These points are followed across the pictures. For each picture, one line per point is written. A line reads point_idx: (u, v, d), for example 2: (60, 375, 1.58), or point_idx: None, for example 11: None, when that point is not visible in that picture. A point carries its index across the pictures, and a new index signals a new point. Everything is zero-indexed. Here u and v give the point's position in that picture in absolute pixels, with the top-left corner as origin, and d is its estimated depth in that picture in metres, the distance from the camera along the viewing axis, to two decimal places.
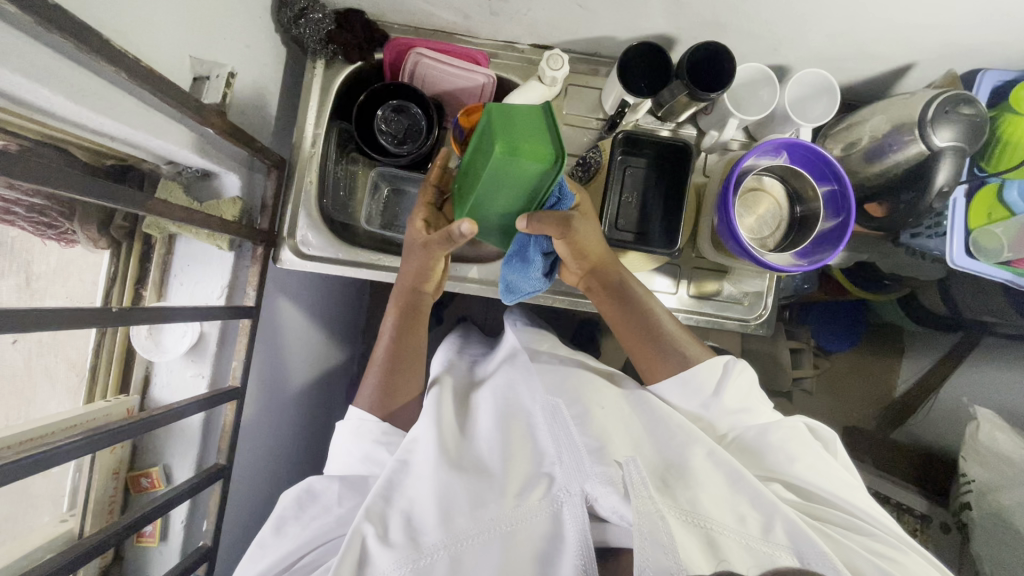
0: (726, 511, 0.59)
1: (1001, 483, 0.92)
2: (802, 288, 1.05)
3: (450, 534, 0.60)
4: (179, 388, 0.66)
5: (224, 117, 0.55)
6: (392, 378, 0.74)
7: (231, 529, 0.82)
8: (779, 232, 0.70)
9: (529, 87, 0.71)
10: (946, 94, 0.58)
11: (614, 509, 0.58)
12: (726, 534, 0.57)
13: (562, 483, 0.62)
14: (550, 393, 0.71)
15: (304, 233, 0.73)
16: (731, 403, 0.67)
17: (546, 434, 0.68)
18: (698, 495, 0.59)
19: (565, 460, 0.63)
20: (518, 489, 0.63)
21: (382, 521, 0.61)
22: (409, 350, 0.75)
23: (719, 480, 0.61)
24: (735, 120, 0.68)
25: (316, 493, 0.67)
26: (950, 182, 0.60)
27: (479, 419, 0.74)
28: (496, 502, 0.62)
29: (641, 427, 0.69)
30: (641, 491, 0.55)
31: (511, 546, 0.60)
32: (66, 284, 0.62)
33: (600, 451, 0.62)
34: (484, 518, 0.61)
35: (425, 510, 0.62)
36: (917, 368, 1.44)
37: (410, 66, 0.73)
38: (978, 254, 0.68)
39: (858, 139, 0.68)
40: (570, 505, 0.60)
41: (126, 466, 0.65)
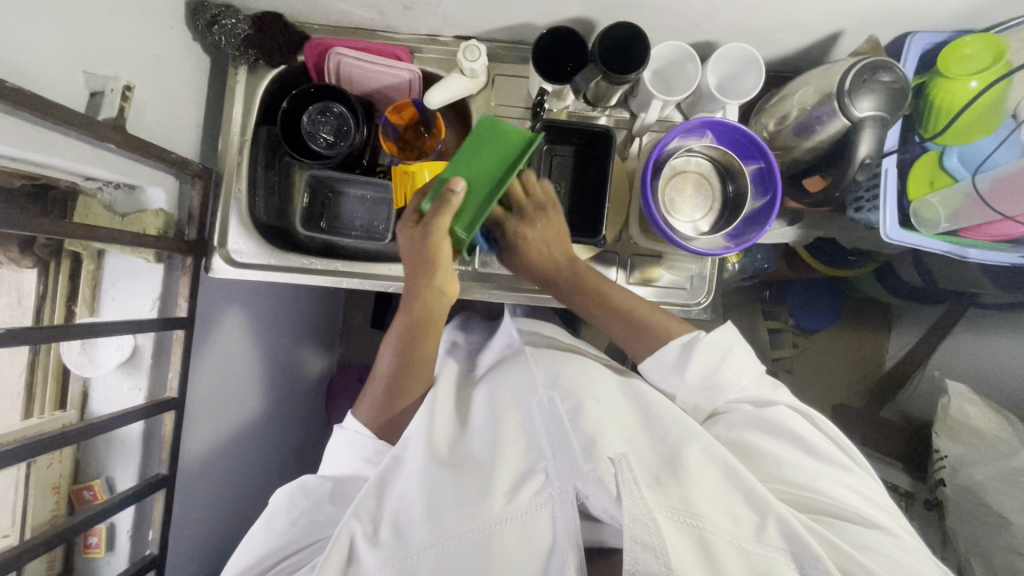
0: (722, 510, 0.56)
1: (974, 459, 0.90)
2: (763, 267, 1.00)
3: (435, 533, 0.59)
4: (117, 400, 0.67)
5: (122, 131, 0.55)
6: (398, 391, 0.71)
7: (199, 538, 0.83)
8: (712, 214, 0.68)
9: (449, 81, 0.69)
10: (862, 63, 0.56)
11: (605, 509, 0.57)
12: (722, 536, 0.53)
13: (553, 480, 0.60)
14: (546, 387, 0.69)
15: (238, 241, 0.74)
16: (703, 381, 0.68)
17: (539, 426, 0.66)
18: (692, 493, 0.56)
19: (559, 458, 0.61)
20: (509, 486, 0.61)
21: (375, 516, 0.62)
22: (417, 362, 0.71)
23: (712, 474, 0.58)
24: (658, 102, 0.65)
25: (308, 489, 0.68)
26: (874, 154, 0.57)
27: (475, 415, 0.72)
28: (483, 501, 0.59)
29: (636, 422, 0.66)
30: (633, 491, 0.53)
31: (497, 548, 0.57)
32: None
33: (592, 449, 0.59)
34: (470, 517, 0.59)
35: (412, 511, 0.61)
36: (904, 342, 1.40)
37: (333, 67, 0.73)
38: (919, 225, 0.66)
39: (789, 112, 0.66)
40: (561, 502, 0.58)
41: (68, 480, 0.66)
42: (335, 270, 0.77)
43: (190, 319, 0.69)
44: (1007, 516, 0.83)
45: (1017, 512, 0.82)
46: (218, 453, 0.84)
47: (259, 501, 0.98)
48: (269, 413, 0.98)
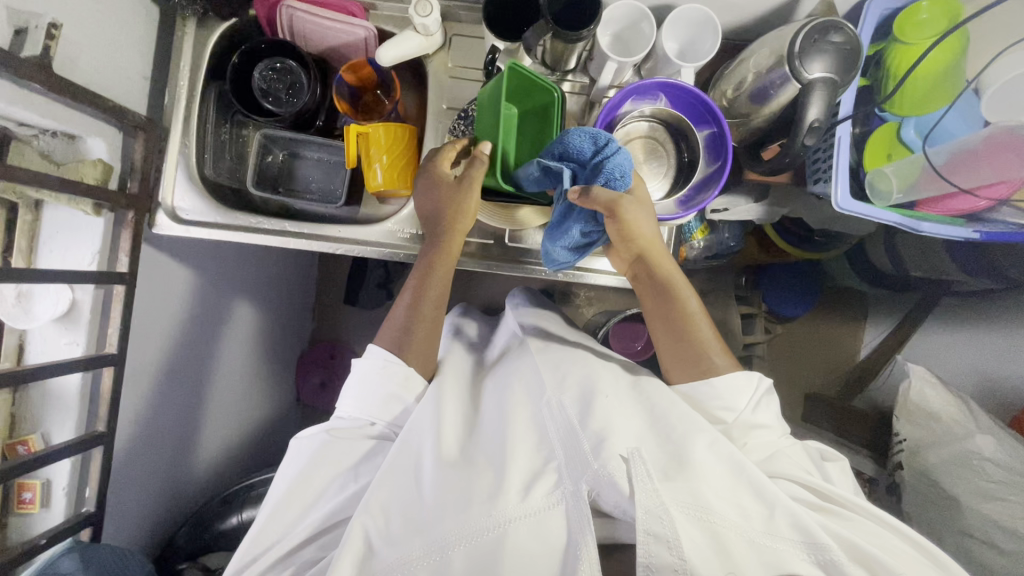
0: (730, 503, 0.54)
1: (928, 442, 0.90)
2: (730, 246, 0.99)
3: (445, 532, 0.53)
4: (53, 355, 0.66)
5: (50, 73, 0.53)
6: (409, 340, 0.68)
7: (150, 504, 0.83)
8: (665, 182, 0.67)
9: (402, 38, 0.68)
10: (812, 24, 0.54)
11: (618, 505, 0.53)
12: (730, 530, 0.51)
13: (563, 478, 0.55)
14: (554, 385, 0.65)
15: (182, 198, 0.72)
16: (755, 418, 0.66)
17: (550, 425, 0.61)
18: (703, 488, 0.53)
19: (569, 455, 0.57)
20: (522, 482, 0.55)
21: (386, 513, 0.56)
22: (427, 314, 0.69)
23: (722, 471, 0.56)
24: (613, 63, 0.63)
25: (330, 456, 0.62)
26: (823, 118, 0.56)
27: (487, 412, 0.67)
28: (491, 499, 0.54)
29: (642, 420, 0.62)
30: (645, 484, 0.51)
31: (512, 548, 0.51)
32: None
33: (601, 445, 0.55)
34: (474, 518, 0.53)
35: (418, 509, 0.56)
36: (878, 331, 1.40)
37: (285, 23, 0.71)
38: (870, 197, 0.65)
39: (744, 78, 0.65)
40: (574, 498, 0.52)
41: (2, 434, 0.64)
42: (283, 230, 0.74)
43: (130, 275, 0.68)
44: (959, 497, 0.84)
45: (969, 495, 0.82)
46: (176, 417, 0.84)
47: (213, 466, 0.98)
48: (229, 385, 0.97)
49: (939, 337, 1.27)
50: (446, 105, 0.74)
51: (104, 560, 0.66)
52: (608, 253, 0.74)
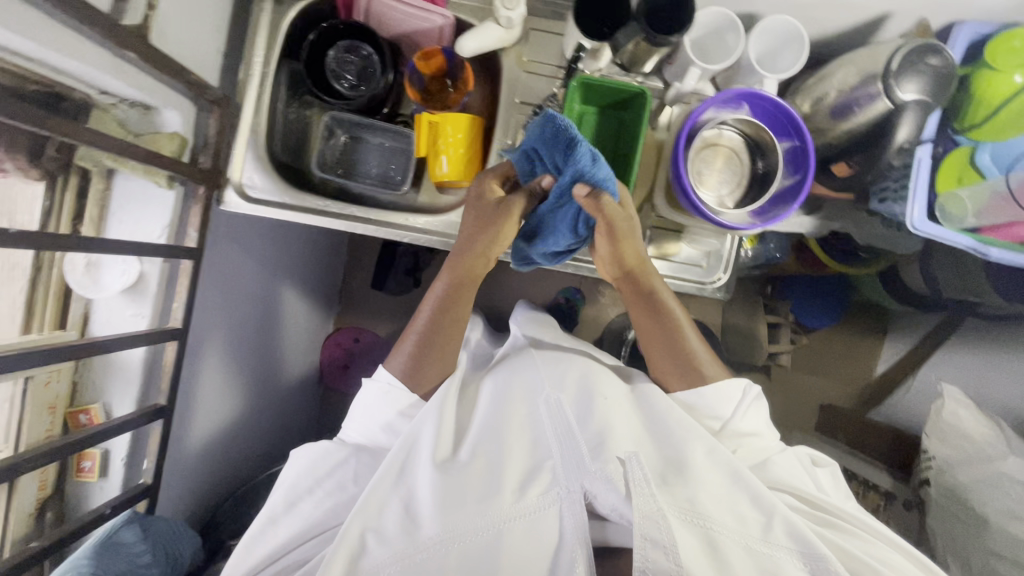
0: (724, 508, 0.59)
1: (959, 461, 0.92)
2: (774, 257, 1.00)
3: (445, 526, 0.58)
4: (118, 326, 0.66)
5: (146, 42, 0.52)
6: (427, 362, 0.71)
7: (193, 477, 0.83)
8: (738, 192, 0.68)
9: (484, 29, 0.67)
10: (913, 43, 0.55)
11: (614, 506, 0.60)
12: (727, 535, 0.56)
13: (562, 481, 0.61)
14: (553, 388, 0.70)
15: (250, 175, 0.71)
16: (747, 426, 0.70)
17: (550, 427, 0.66)
18: (697, 492, 0.59)
19: (566, 457, 0.62)
20: (518, 484, 0.61)
21: (379, 509, 0.61)
22: (456, 317, 0.73)
23: (719, 479, 0.61)
24: (697, 68, 0.64)
25: (333, 460, 0.67)
26: (912, 140, 0.58)
27: (482, 411, 0.70)
28: (496, 498, 0.60)
29: (641, 426, 0.68)
30: (643, 490, 0.56)
31: (515, 541, 0.58)
32: None
33: (601, 447, 0.61)
34: (483, 516, 0.59)
35: (422, 505, 0.61)
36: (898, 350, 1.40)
37: (363, 5, 0.70)
38: (943, 220, 0.66)
39: (824, 95, 0.65)
40: (570, 502, 0.59)
41: (65, 402, 0.64)
42: (349, 214, 0.74)
43: (197, 251, 0.68)
44: (988, 517, 0.85)
45: (999, 515, 0.84)
46: (216, 396, 0.84)
47: (248, 444, 0.98)
48: (262, 367, 0.98)
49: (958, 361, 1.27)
50: (518, 99, 0.74)
51: (160, 530, 0.67)
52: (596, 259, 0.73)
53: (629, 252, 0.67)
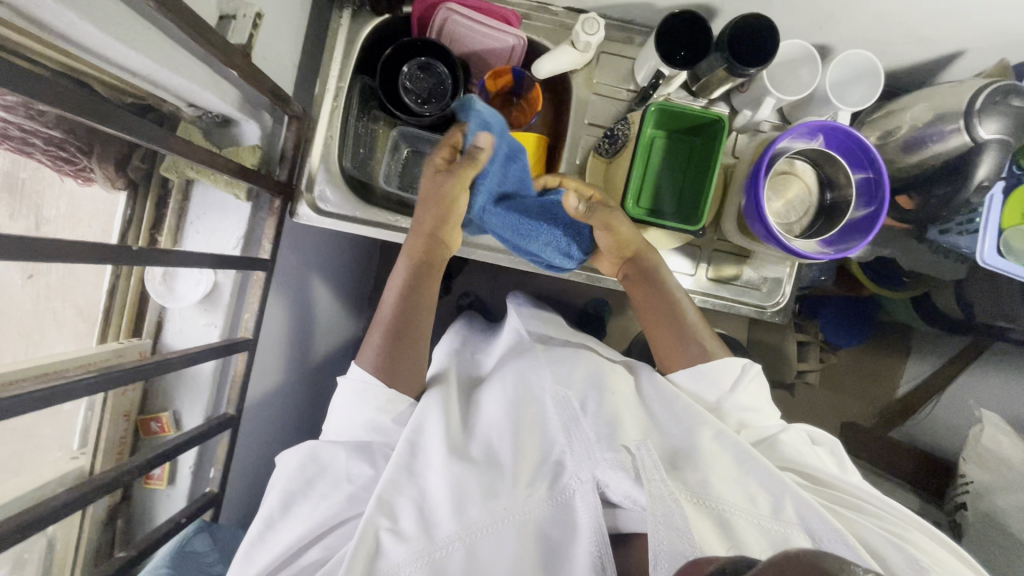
0: (735, 491, 0.54)
1: (1000, 487, 0.92)
2: (819, 279, 1.01)
3: (463, 525, 0.54)
4: (191, 335, 0.66)
5: (248, 59, 0.53)
6: (401, 352, 0.64)
7: (244, 485, 0.83)
8: (807, 219, 0.68)
9: (559, 52, 0.68)
10: (995, 85, 0.57)
11: (627, 494, 0.55)
12: (739, 516, 0.52)
13: (573, 471, 0.57)
14: (559, 383, 0.65)
15: (322, 188, 0.72)
16: (747, 401, 0.64)
17: (555, 415, 0.63)
18: (708, 476, 0.54)
19: (574, 447, 0.59)
20: (530, 477, 0.58)
21: (391, 512, 0.55)
22: (426, 301, 0.66)
23: (727, 466, 0.56)
24: (772, 99, 0.65)
25: (321, 462, 0.61)
26: (992, 177, 0.59)
27: (490, 404, 0.65)
28: (508, 492, 0.56)
29: (648, 415, 0.64)
30: (653, 475, 0.52)
31: (529, 532, 0.55)
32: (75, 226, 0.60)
33: (610, 437, 0.57)
34: (497, 509, 0.55)
35: (435, 501, 0.56)
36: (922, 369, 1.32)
37: (438, 23, 0.71)
38: (1007, 254, 0.66)
39: (898, 127, 0.66)
40: (582, 492, 0.56)
41: (137, 409, 0.65)
42: None
43: (270, 263, 0.67)
44: None
45: None
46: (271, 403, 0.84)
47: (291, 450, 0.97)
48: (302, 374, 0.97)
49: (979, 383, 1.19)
50: (587, 121, 0.75)
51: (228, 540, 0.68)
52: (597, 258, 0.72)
53: (625, 230, 0.65)
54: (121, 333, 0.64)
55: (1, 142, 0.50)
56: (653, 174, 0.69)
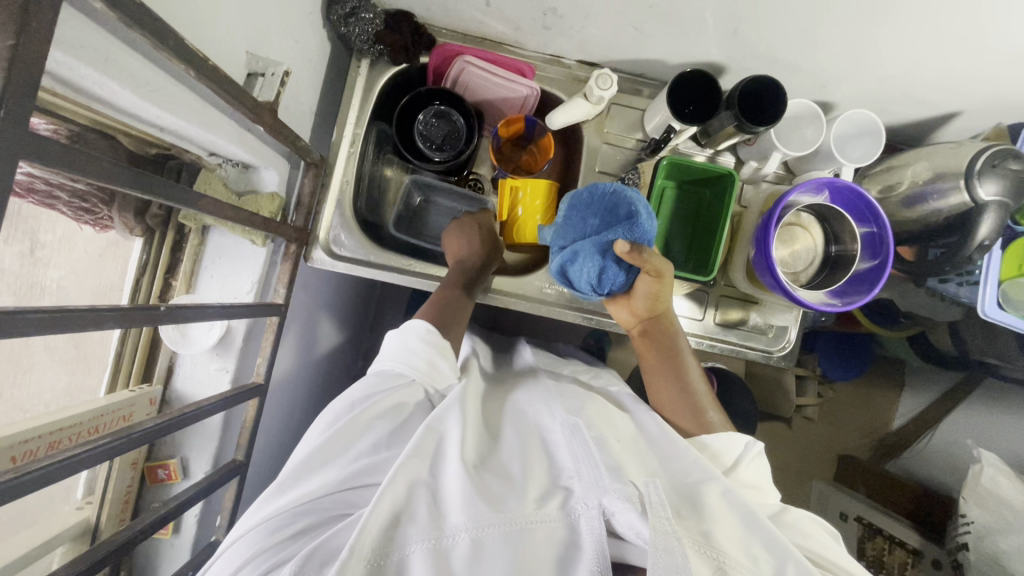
0: (738, 547, 0.49)
1: (1001, 528, 0.92)
2: (819, 318, 1.03)
3: (473, 519, 0.49)
4: (202, 381, 0.66)
5: (275, 115, 0.54)
6: (450, 326, 0.67)
7: None
8: (812, 268, 0.70)
9: (573, 104, 0.70)
10: (996, 148, 0.59)
11: (631, 527, 0.48)
12: (738, 570, 0.47)
13: (579, 495, 0.51)
14: (574, 415, 0.60)
15: (337, 232, 0.72)
16: (750, 474, 0.60)
17: (562, 445, 0.58)
18: (710, 527, 0.49)
19: (582, 474, 0.53)
20: (538, 494, 0.52)
21: (404, 498, 0.51)
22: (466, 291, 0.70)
23: (731, 522, 0.51)
24: (779, 153, 0.67)
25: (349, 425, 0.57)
26: (992, 236, 0.61)
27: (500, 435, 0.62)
28: (516, 502, 0.51)
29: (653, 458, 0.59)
30: (659, 513, 0.47)
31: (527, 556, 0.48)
32: (73, 254, 0.60)
33: (618, 470, 0.52)
34: (503, 513, 0.49)
35: (443, 508, 0.51)
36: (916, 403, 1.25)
37: (455, 74, 0.73)
38: (1007, 304, 0.69)
39: (899, 183, 0.69)
40: (585, 516, 0.49)
41: (144, 456, 0.64)
42: (430, 273, 0.75)
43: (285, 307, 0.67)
44: None
45: None
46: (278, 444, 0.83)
47: None
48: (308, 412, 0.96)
49: (970, 420, 1.11)
50: (598, 168, 0.77)
51: None
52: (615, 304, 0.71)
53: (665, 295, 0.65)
54: (130, 380, 0.64)
55: (28, 197, 0.50)
56: (665, 223, 0.72)
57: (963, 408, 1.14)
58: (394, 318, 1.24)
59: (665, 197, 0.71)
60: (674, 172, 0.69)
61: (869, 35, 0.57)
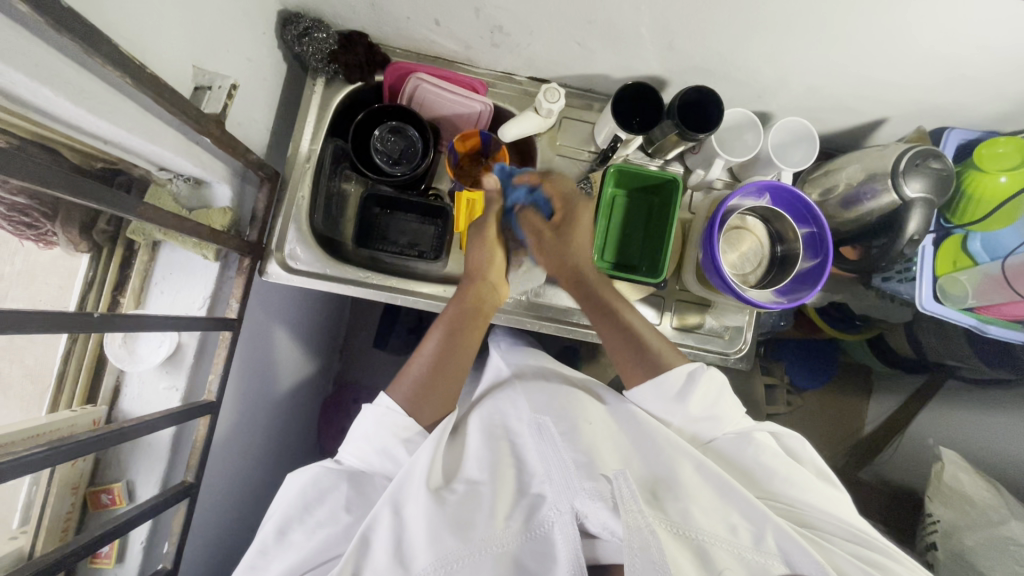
0: (717, 520, 0.53)
1: (963, 524, 0.90)
2: (779, 325, 1.04)
3: (440, 556, 0.51)
4: (151, 401, 0.64)
5: (222, 126, 0.55)
6: (429, 401, 0.63)
7: (203, 562, 0.77)
8: (761, 269, 0.72)
9: (525, 118, 0.73)
10: (915, 150, 0.63)
11: (604, 525, 0.52)
12: (716, 546, 0.51)
13: (551, 501, 0.56)
14: (536, 410, 0.62)
15: (293, 246, 0.73)
16: (698, 409, 0.62)
17: (533, 448, 0.61)
18: (688, 506, 0.53)
19: (554, 477, 0.56)
20: (510, 508, 0.56)
21: (368, 542, 0.53)
22: (463, 350, 0.67)
23: (707, 495, 0.54)
24: (721, 160, 0.70)
25: (323, 490, 0.58)
26: (920, 231, 0.65)
27: (472, 441, 0.64)
28: (485, 523, 0.54)
29: (627, 444, 0.62)
30: (631, 506, 0.49)
31: (505, 563, 0.53)
32: (33, 286, 0.59)
33: (589, 466, 0.55)
34: (474, 541, 0.53)
35: (413, 536, 0.53)
36: (884, 408, 1.26)
37: (409, 92, 0.75)
38: (944, 299, 0.72)
39: (835, 185, 0.73)
40: (560, 524, 0.53)
41: (86, 481, 0.62)
42: (389, 285, 0.75)
43: (238, 321, 0.67)
44: None
45: None
46: (241, 466, 0.81)
47: (256, 519, 0.92)
48: (279, 434, 0.94)
49: (933, 421, 1.13)
50: None
51: None
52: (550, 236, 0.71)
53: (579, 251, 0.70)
54: (73, 401, 0.62)
55: None
56: (618, 229, 0.74)
57: (927, 409, 1.16)
58: (365, 340, 1.23)
59: (615, 203, 0.74)
60: (622, 178, 0.72)
61: (791, 46, 0.61)
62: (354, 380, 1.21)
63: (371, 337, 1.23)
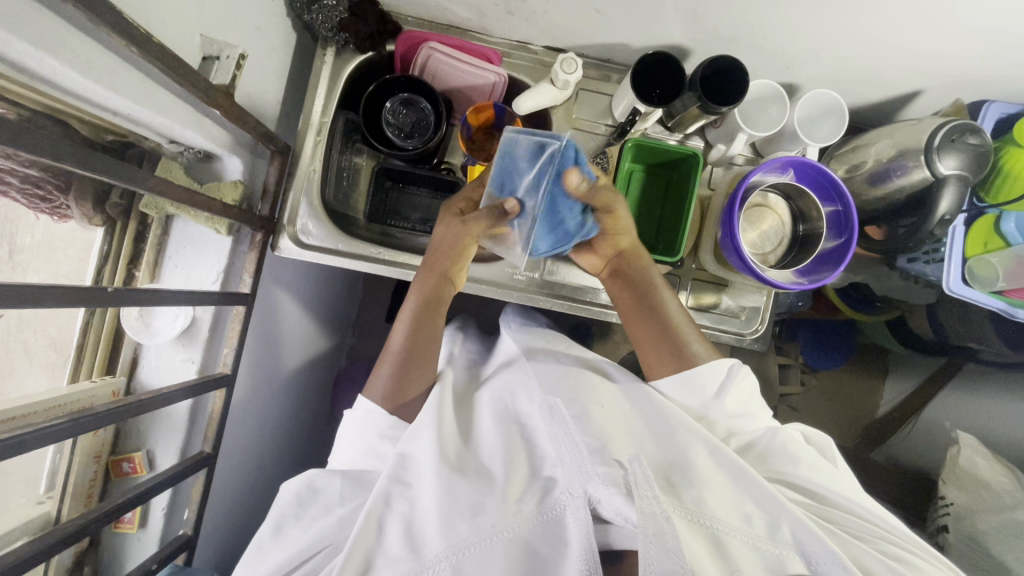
0: (731, 510, 0.53)
1: (977, 507, 0.89)
2: (797, 304, 1.02)
3: (452, 541, 0.52)
4: (169, 373, 0.65)
5: (230, 97, 0.53)
6: (401, 394, 0.65)
7: (223, 527, 0.80)
8: (781, 248, 0.70)
9: (540, 89, 0.70)
10: (953, 123, 0.60)
11: (618, 511, 0.52)
12: (733, 536, 0.51)
13: (563, 485, 0.55)
14: (547, 392, 0.62)
15: (304, 221, 0.72)
16: (732, 408, 0.62)
17: (543, 431, 0.60)
18: (702, 495, 0.53)
19: (565, 462, 0.56)
20: (521, 490, 0.56)
21: (380, 529, 0.54)
22: (430, 337, 0.67)
23: (720, 481, 0.54)
24: (745, 133, 0.67)
25: (317, 489, 0.60)
26: (953, 210, 0.61)
27: (485, 423, 0.64)
28: (496, 507, 0.54)
29: (640, 426, 0.61)
30: (644, 491, 0.50)
31: (516, 547, 0.53)
32: (53, 258, 0.59)
33: (601, 451, 0.54)
34: (485, 525, 0.53)
35: (425, 516, 0.55)
36: (900, 390, 1.24)
37: (421, 61, 0.73)
38: (972, 281, 0.70)
39: (864, 161, 0.70)
40: (572, 508, 0.53)
41: (108, 449, 0.64)
42: (401, 261, 0.74)
43: (250, 296, 0.67)
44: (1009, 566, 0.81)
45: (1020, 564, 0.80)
46: (257, 438, 0.83)
47: (272, 487, 0.94)
48: (295, 406, 0.96)
49: (950, 403, 1.10)
50: None
51: None
52: (581, 252, 0.71)
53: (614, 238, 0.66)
54: (93, 372, 0.63)
55: None
56: (634, 205, 0.72)
57: (944, 390, 1.13)
58: (378, 315, 1.23)
59: (631, 180, 0.72)
60: (638, 153, 0.70)
61: (824, 14, 0.58)
62: (367, 355, 1.23)
63: (383, 313, 1.24)
